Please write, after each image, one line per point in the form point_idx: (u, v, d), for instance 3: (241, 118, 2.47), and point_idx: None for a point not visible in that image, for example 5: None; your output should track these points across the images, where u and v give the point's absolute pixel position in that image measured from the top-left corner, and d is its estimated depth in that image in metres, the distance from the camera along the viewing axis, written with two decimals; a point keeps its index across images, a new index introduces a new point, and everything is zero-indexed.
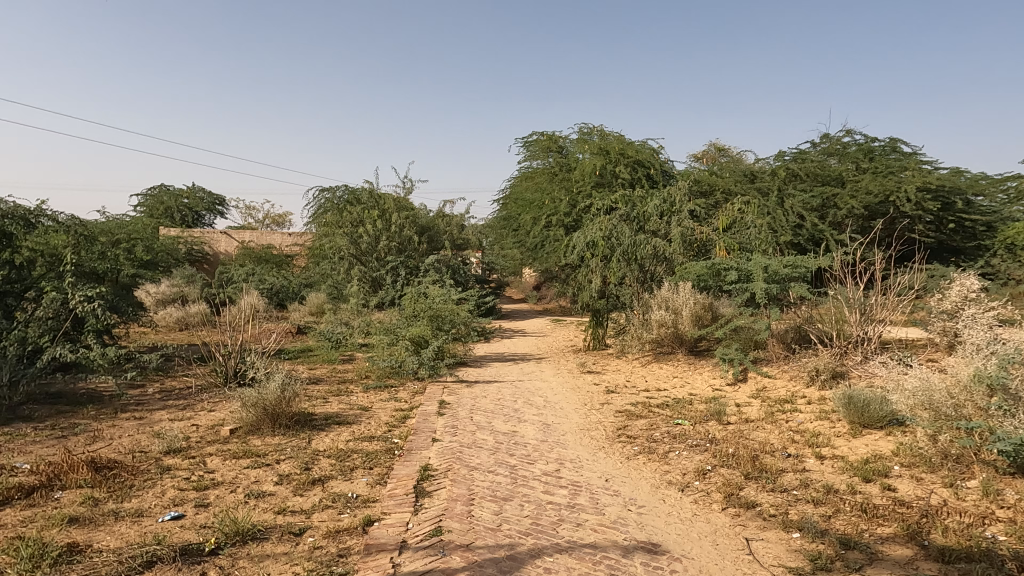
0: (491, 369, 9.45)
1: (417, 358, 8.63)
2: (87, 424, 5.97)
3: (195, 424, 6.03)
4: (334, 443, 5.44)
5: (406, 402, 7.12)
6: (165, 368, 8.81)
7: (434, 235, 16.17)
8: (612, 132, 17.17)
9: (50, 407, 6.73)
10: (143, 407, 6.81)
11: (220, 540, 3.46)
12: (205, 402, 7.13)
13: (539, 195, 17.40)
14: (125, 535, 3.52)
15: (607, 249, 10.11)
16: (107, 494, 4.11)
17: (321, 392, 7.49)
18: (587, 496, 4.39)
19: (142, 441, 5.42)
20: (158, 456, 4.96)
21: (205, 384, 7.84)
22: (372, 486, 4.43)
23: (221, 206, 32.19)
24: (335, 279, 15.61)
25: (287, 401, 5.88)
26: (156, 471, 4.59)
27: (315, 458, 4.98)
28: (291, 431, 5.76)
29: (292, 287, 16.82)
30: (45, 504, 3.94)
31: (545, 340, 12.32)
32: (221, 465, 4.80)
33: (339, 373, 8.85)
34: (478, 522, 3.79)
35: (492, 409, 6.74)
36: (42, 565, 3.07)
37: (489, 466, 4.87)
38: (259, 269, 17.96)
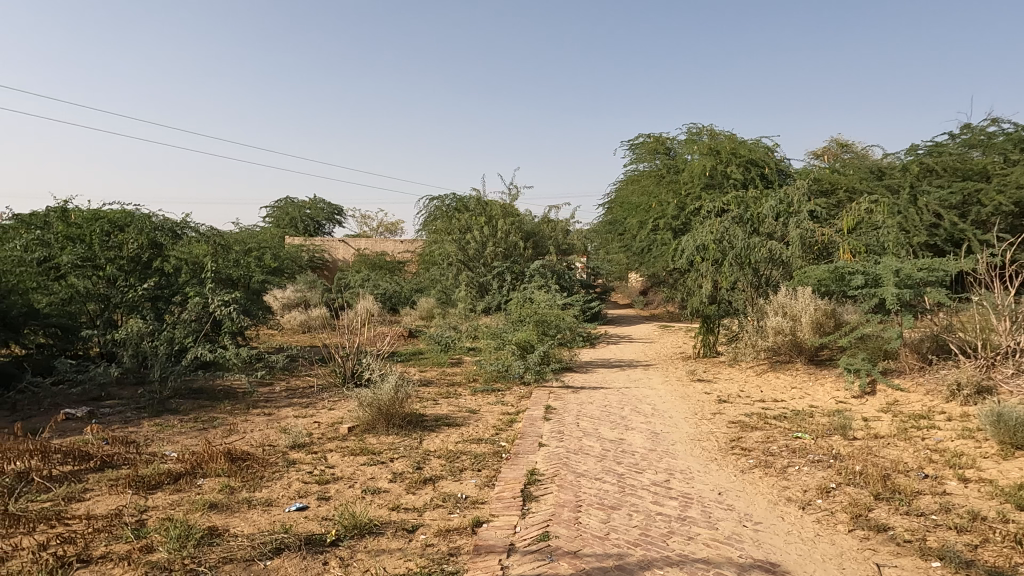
0: (597, 374, 9.37)
1: (524, 362, 8.72)
2: (224, 418, 6.52)
3: (317, 421, 6.42)
4: (444, 444, 5.60)
5: (513, 406, 7.21)
6: (291, 368, 9.46)
7: (539, 240, 16.31)
8: (722, 131, 16.55)
9: (193, 401, 7.39)
10: (271, 404, 7.34)
11: (341, 532, 3.65)
12: (326, 401, 7.58)
13: (646, 199, 17.08)
14: (257, 522, 3.80)
15: (718, 253, 9.75)
16: (242, 483, 4.47)
17: (432, 394, 7.74)
18: (699, 509, 4.24)
19: (271, 435, 5.84)
20: (285, 451, 5.32)
21: (325, 383, 8.32)
22: (481, 487, 4.52)
23: (340, 217, 34.17)
24: (444, 284, 16.10)
25: (400, 402, 6.12)
26: (283, 464, 4.93)
27: (426, 458, 5.15)
28: (404, 431, 5.99)
29: (403, 292, 17.52)
30: (189, 490, 4.34)
31: (653, 347, 12.04)
32: (340, 461, 5.07)
33: (449, 376, 9.11)
34: (586, 529, 3.76)
35: (599, 416, 6.68)
36: (187, 545, 3.39)
37: (597, 473, 4.82)
38: (375, 274, 18.88)
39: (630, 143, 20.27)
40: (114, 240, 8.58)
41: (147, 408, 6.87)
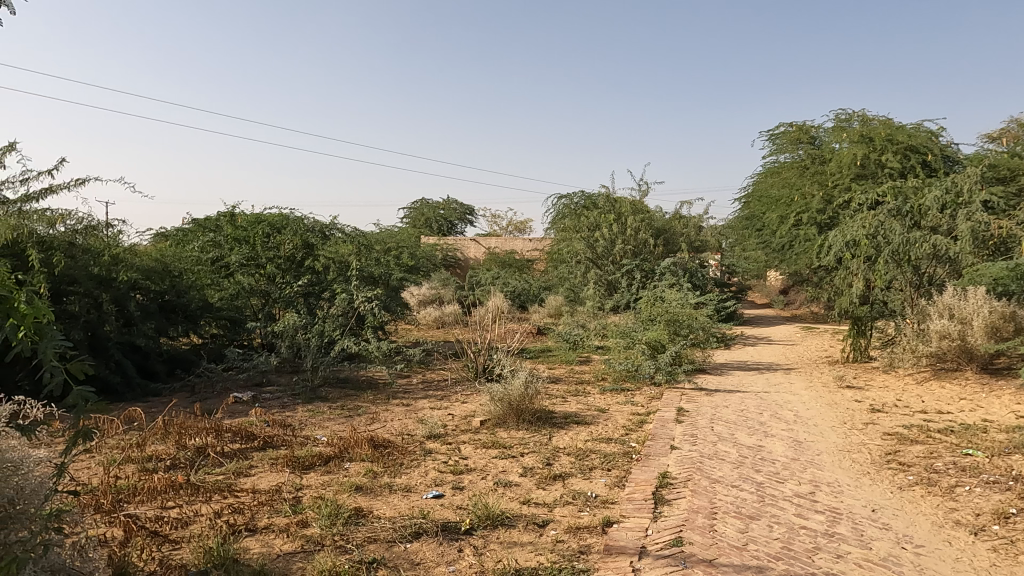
0: (733, 377, 8.95)
1: (654, 362, 8.53)
2: (367, 407, 6.98)
3: (452, 414, 6.68)
4: (574, 441, 5.62)
5: (643, 407, 7.08)
6: (427, 362, 9.91)
7: (670, 237, 15.88)
8: (877, 116, 15.18)
9: (341, 390, 7.98)
10: (409, 395, 7.75)
11: (474, 521, 3.78)
12: (459, 394, 7.87)
13: (787, 192, 16.09)
14: (398, 506, 4.03)
15: (871, 249, 8.96)
16: (384, 468, 4.76)
17: (561, 392, 7.79)
18: (849, 526, 3.93)
19: (409, 425, 6.16)
20: (422, 440, 5.60)
21: (458, 377, 8.64)
22: (611, 487, 4.48)
23: (472, 217, 35.28)
24: (572, 282, 16.13)
25: (530, 398, 6.22)
26: (421, 453, 5.19)
27: (556, 454, 5.20)
28: (534, 427, 6.08)
29: (532, 289, 17.77)
30: (338, 472, 4.69)
31: (795, 350, 11.31)
32: (473, 453, 5.25)
33: (577, 374, 9.12)
34: (722, 538, 3.61)
35: (735, 420, 6.39)
36: (337, 523, 3.67)
37: (733, 480, 4.62)
38: (504, 273, 19.29)
39: (770, 133, 19.13)
40: (273, 241, 9.47)
41: (301, 395, 7.51)
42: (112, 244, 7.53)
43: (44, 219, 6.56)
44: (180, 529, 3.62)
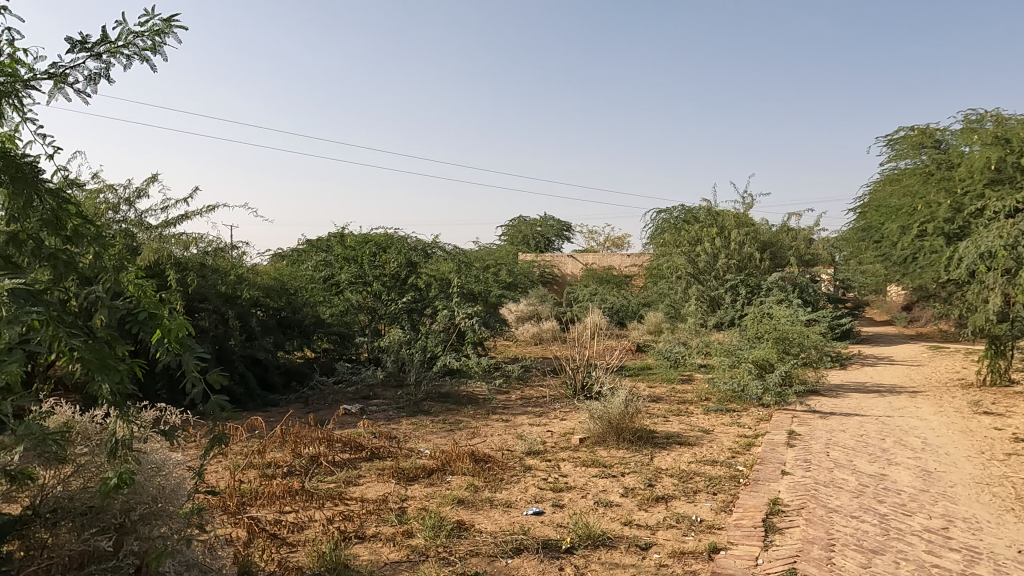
0: (850, 400, 8.37)
1: (762, 382, 8.15)
2: (468, 422, 7.12)
3: (551, 431, 6.68)
4: (676, 462, 5.46)
5: (751, 429, 6.76)
6: (525, 378, 9.97)
7: (778, 251, 15.17)
8: (1013, 115, 13.85)
9: (442, 403, 8.18)
10: (508, 411, 7.83)
11: (575, 540, 3.75)
12: (558, 411, 7.86)
13: (909, 201, 14.97)
14: (499, 521, 4.07)
15: (1010, 261, 8.12)
16: (484, 483, 4.82)
17: (663, 411, 7.59)
18: (989, 568, 3.56)
19: (509, 441, 6.22)
20: (522, 456, 5.63)
21: (557, 394, 8.62)
22: (717, 512, 4.30)
23: (569, 233, 35.35)
24: (672, 298, 15.74)
25: (630, 417, 6.11)
26: (521, 469, 5.22)
27: (658, 475, 5.06)
28: (634, 446, 5.96)
29: (631, 306, 17.49)
30: (440, 484, 4.80)
31: (922, 371, 10.43)
32: (573, 471, 5.22)
33: (679, 394, 8.85)
34: (841, 572, 3.38)
35: (853, 446, 5.96)
36: (440, 535, 3.76)
37: (852, 510, 4.31)
38: (602, 289, 19.12)
39: (888, 138, 17.91)
40: (379, 260, 9.90)
41: (405, 408, 7.77)
42: (237, 264, 8.14)
43: (179, 242, 7.24)
44: (297, 532, 3.84)
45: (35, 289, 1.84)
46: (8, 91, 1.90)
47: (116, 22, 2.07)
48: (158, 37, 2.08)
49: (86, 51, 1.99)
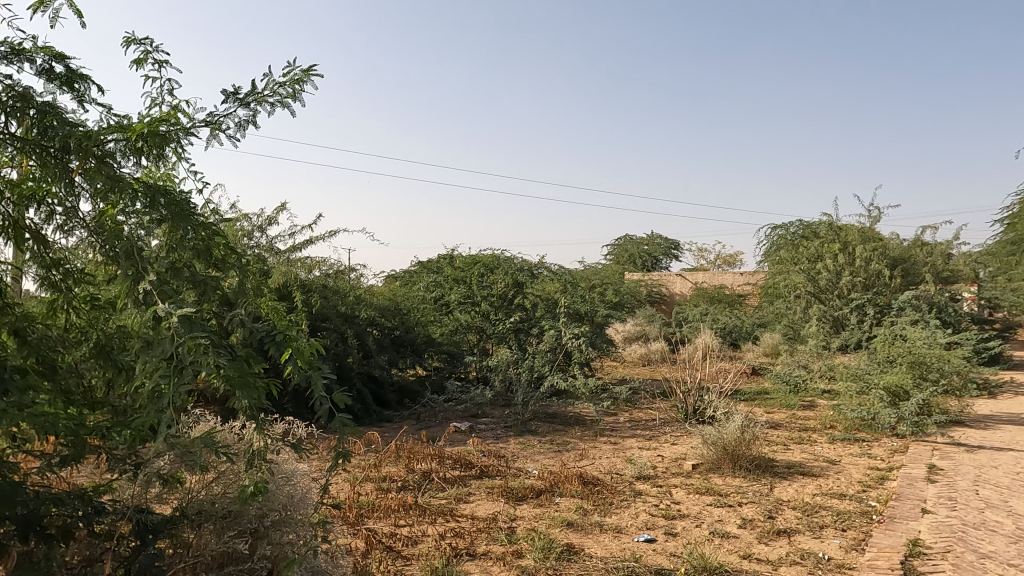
0: (1002, 432, 7.51)
1: (896, 411, 7.51)
2: (576, 443, 7.06)
3: (662, 455, 6.48)
4: (799, 494, 5.13)
5: (884, 461, 6.23)
6: (634, 401, 9.74)
7: (910, 268, 14.00)
8: None
9: (550, 424, 8.16)
10: (617, 434, 7.69)
11: (689, 571, 3.61)
12: (669, 435, 7.62)
13: None
14: (609, 546, 4.00)
15: None
16: (594, 506, 4.75)
17: (783, 439, 7.16)
18: None
19: (618, 464, 6.10)
20: (632, 480, 5.51)
21: (667, 418, 8.37)
22: (847, 550, 3.99)
23: (678, 251, 34.48)
24: (790, 318, 14.88)
25: (747, 443, 5.81)
26: (631, 494, 5.10)
27: (779, 507, 4.78)
28: (752, 475, 5.66)
29: (745, 326, 16.71)
30: (549, 506, 4.78)
31: None
32: (686, 498, 5.03)
33: (800, 420, 8.32)
34: None
35: (1008, 484, 5.34)
36: (549, 557, 3.74)
37: (1009, 557, 3.85)
38: (714, 309, 18.42)
39: None
40: (487, 280, 10.11)
41: (513, 427, 7.84)
42: (355, 286, 8.63)
43: (304, 265, 7.86)
44: (410, 546, 3.96)
45: (193, 315, 2.04)
46: (172, 137, 2.13)
47: (262, 74, 2.26)
48: (298, 86, 2.25)
49: (237, 101, 2.19)
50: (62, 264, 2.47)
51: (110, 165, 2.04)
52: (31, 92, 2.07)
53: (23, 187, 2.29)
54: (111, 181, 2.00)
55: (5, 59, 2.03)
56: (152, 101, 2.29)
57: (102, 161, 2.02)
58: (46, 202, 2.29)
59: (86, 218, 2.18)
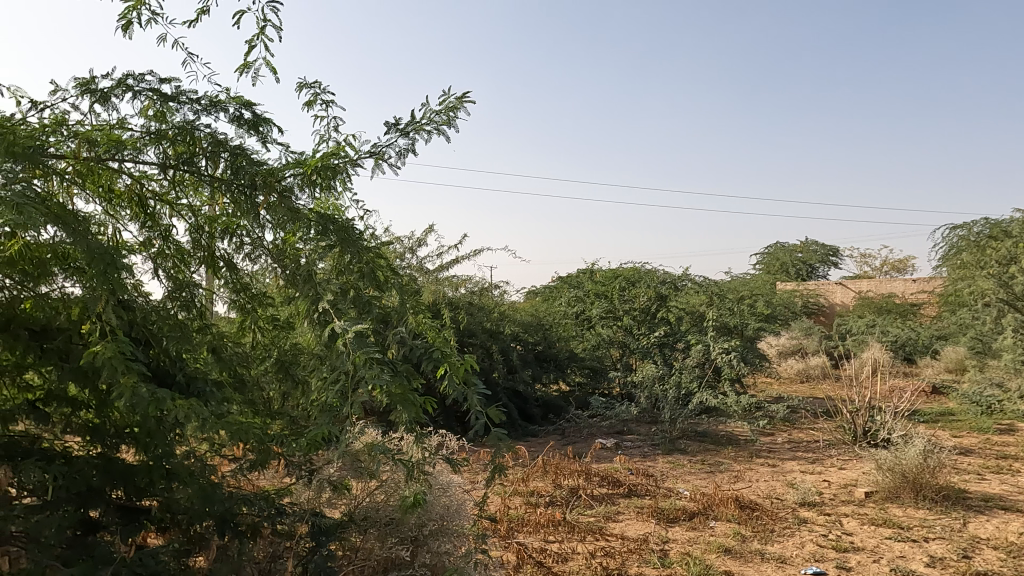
0: None
1: None
2: (729, 464, 6.69)
3: (828, 481, 5.95)
4: (1001, 532, 4.47)
5: None
6: (792, 420, 9.07)
7: None
8: None
9: (700, 443, 7.80)
10: (775, 455, 7.19)
11: None
12: (835, 459, 6.99)
13: None
14: None
15: None
16: (753, 533, 4.45)
17: (975, 467, 6.31)
18: None
19: (777, 488, 5.69)
20: (795, 506, 5.10)
21: (832, 439, 7.69)
22: None
23: (837, 258, 31.82)
24: (978, 330, 13.13)
25: (931, 471, 5.18)
26: (794, 521, 4.73)
27: (976, 546, 4.19)
28: (939, 507, 5.02)
29: (921, 339, 14.99)
30: (703, 529, 4.56)
31: None
32: (859, 529, 4.58)
33: (997, 447, 7.28)
34: None
35: None
36: None
37: None
38: (882, 320, 16.73)
39: None
40: (629, 294, 9.94)
41: (661, 445, 7.59)
42: (500, 302, 8.88)
43: (451, 283, 8.23)
44: (561, 563, 3.94)
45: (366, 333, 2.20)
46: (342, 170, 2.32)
47: (420, 105, 2.36)
48: (452, 113, 2.33)
49: (398, 132, 2.32)
50: (247, 289, 2.74)
51: (289, 198, 2.27)
52: (227, 138, 2.35)
53: (219, 222, 2.61)
54: (291, 213, 2.22)
55: (204, 110, 2.33)
56: (322, 137, 2.50)
57: (283, 195, 2.26)
58: (237, 234, 2.56)
59: (269, 246, 2.43)
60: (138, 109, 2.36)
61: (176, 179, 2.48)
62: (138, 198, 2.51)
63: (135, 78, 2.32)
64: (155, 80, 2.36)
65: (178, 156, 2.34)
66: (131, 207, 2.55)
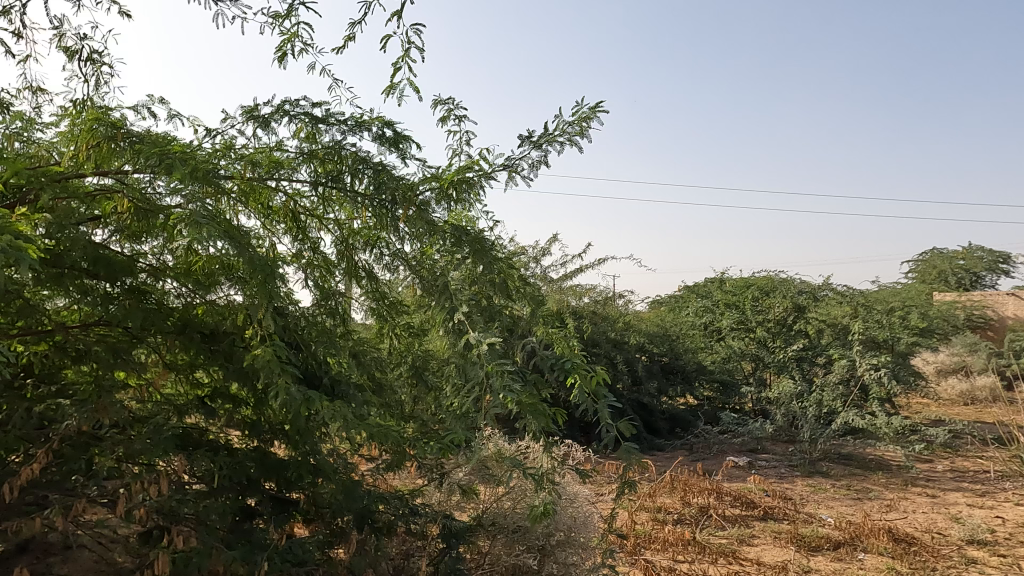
0: None
1: None
2: (879, 492, 6.11)
3: (1002, 517, 5.26)
4: None
5: None
6: (956, 446, 8.12)
7: None
8: None
9: (845, 466, 7.20)
10: (934, 485, 6.47)
11: None
12: (1009, 493, 6.17)
13: None
14: None
15: None
16: (910, 570, 4.03)
17: None
18: None
19: (939, 522, 5.11)
20: (961, 544, 4.55)
21: (1006, 471, 6.80)
22: None
23: (1010, 265, 28.25)
24: None
25: None
26: (960, 560, 4.22)
27: None
28: None
29: None
30: (850, 561, 4.19)
31: None
32: None
33: None
34: None
35: None
36: None
37: None
38: None
39: None
40: (762, 304, 9.36)
41: (799, 466, 7.10)
42: (624, 312, 8.79)
43: (575, 293, 8.27)
44: None
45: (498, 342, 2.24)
46: (477, 183, 2.38)
47: (553, 117, 2.37)
48: (585, 123, 2.32)
49: (530, 144, 2.34)
50: (386, 297, 2.88)
51: (426, 212, 2.37)
52: (370, 155, 2.50)
53: (360, 234, 2.77)
54: (429, 226, 2.32)
55: (350, 131, 2.49)
56: (457, 152, 2.59)
57: (420, 209, 2.36)
58: (378, 246, 2.71)
59: (406, 256, 2.54)
60: (293, 132, 2.58)
61: (324, 195, 2.67)
62: (291, 213, 2.72)
63: (291, 104, 2.53)
64: (308, 104, 2.57)
65: (326, 174, 2.52)
66: (286, 222, 2.77)
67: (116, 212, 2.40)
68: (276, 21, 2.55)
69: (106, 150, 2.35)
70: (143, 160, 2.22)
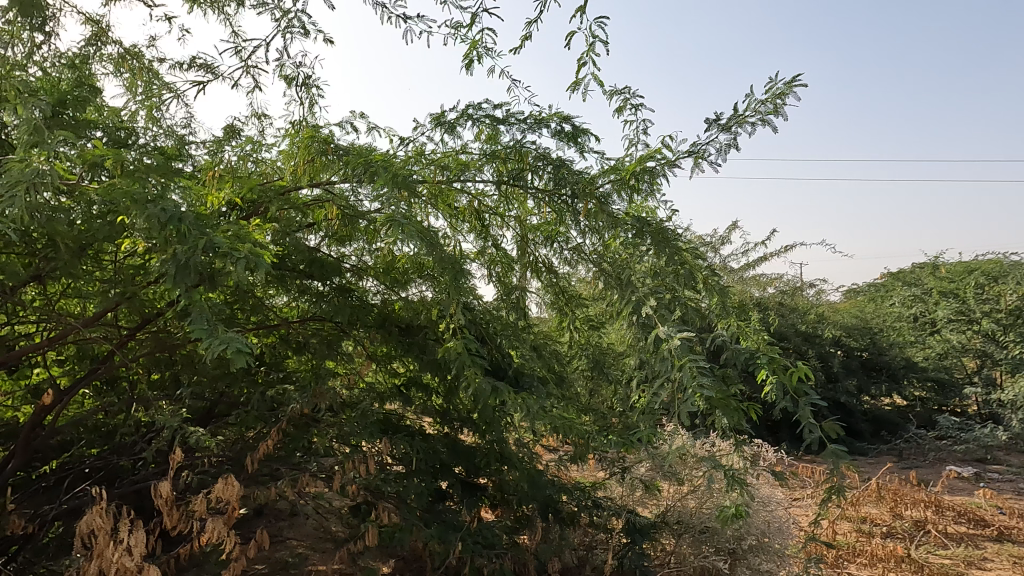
0: None
1: None
2: None
3: None
4: None
5: None
6: None
7: None
8: None
9: None
10: None
11: None
12: None
13: None
14: None
15: None
16: None
17: None
18: None
19: None
20: None
21: None
22: None
23: None
24: None
25: None
26: None
27: None
28: None
29: None
30: None
31: None
32: None
33: None
34: None
35: None
36: None
37: None
38: None
39: None
40: (988, 293, 7.99)
41: None
42: (816, 304, 8.16)
43: (758, 283, 7.84)
44: None
45: (686, 336, 2.16)
46: (660, 172, 2.31)
47: (744, 96, 2.22)
48: (779, 100, 2.15)
49: (718, 127, 2.22)
50: (564, 291, 2.91)
51: (607, 205, 2.35)
52: (550, 151, 2.53)
53: (540, 230, 2.81)
54: (611, 218, 2.31)
55: (530, 129, 2.55)
56: (636, 141, 2.54)
57: (600, 202, 2.35)
58: (558, 240, 2.73)
59: (587, 251, 2.54)
60: (475, 135, 2.70)
61: (505, 194, 2.75)
62: (475, 213, 2.84)
63: (474, 107, 2.65)
64: (489, 107, 2.66)
65: (507, 173, 2.60)
66: (470, 221, 2.90)
67: (327, 219, 2.66)
68: (458, 30, 2.67)
69: (318, 164, 2.62)
70: (350, 170, 2.44)
